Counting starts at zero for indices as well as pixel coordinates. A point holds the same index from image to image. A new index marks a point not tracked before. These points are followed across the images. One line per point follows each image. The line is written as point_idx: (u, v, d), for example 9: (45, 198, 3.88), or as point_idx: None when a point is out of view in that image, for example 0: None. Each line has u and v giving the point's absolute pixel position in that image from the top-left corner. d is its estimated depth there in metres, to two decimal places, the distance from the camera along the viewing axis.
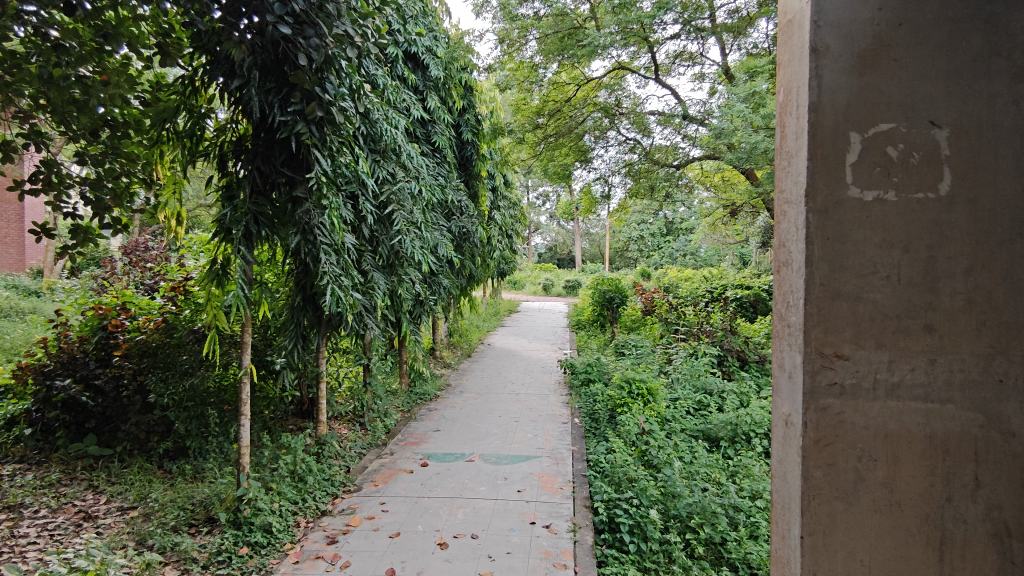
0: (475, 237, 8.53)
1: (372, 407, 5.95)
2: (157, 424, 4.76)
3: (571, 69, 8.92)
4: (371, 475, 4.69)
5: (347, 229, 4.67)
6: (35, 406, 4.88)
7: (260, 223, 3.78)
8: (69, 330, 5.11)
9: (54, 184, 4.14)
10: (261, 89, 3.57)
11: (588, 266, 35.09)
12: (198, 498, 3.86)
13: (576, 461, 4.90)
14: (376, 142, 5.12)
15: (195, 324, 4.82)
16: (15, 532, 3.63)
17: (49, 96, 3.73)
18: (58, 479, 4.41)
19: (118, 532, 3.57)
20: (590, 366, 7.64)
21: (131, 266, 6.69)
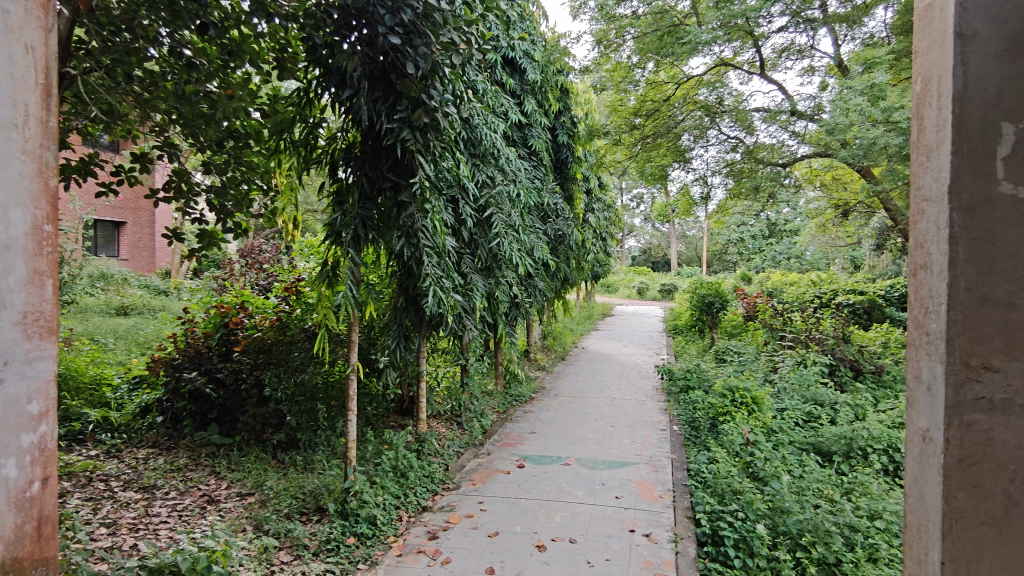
0: (571, 239, 8.51)
1: (469, 407, 6.06)
2: (271, 417, 5.08)
3: (670, 67, 8.73)
4: (469, 474, 4.77)
5: (448, 232, 4.78)
6: (166, 396, 5.36)
7: (367, 226, 3.97)
8: (196, 326, 5.53)
9: (185, 192, 4.50)
10: (370, 98, 3.71)
11: (684, 270, 34.13)
12: (309, 488, 4.06)
13: (676, 470, 4.77)
14: (477, 147, 5.20)
15: (306, 323, 5.09)
16: (150, 511, 3.97)
17: (181, 111, 4.07)
18: (185, 463, 4.78)
19: (237, 516, 3.82)
20: (689, 373, 7.41)
21: (248, 268, 7.15)
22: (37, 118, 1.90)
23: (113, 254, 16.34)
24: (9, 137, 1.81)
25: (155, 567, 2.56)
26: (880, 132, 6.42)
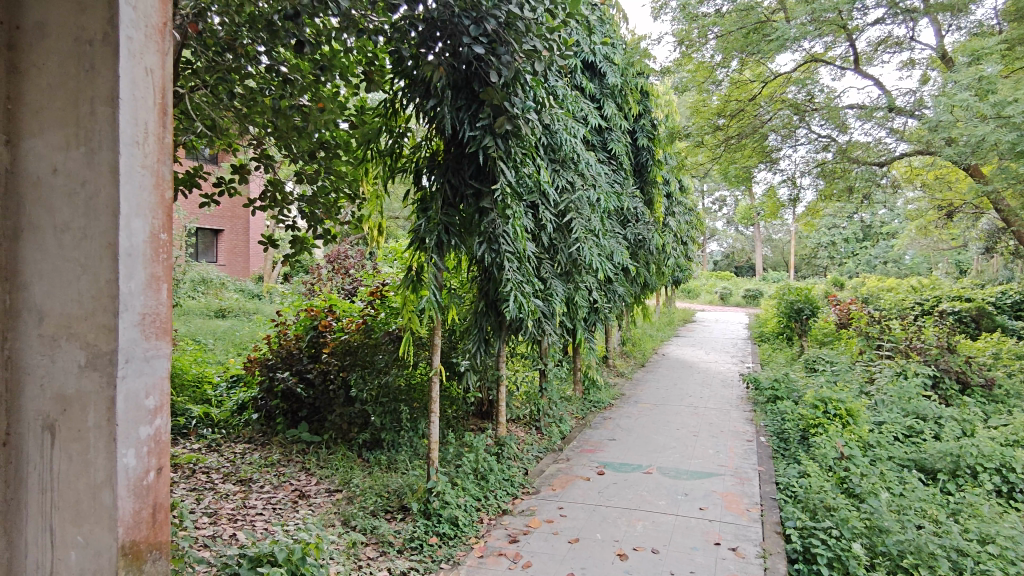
0: (651, 244, 8.38)
1: (548, 411, 6.06)
2: (357, 417, 5.25)
3: (756, 65, 8.45)
4: (549, 479, 4.77)
5: (528, 237, 4.81)
6: (261, 394, 5.67)
7: (450, 232, 4.06)
8: (288, 329, 5.82)
9: (279, 201, 4.74)
10: (453, 106, 3.80)
11: (770, 275, 32.86)
12: (393, 487, 4.19)
13: (763, 483, 4.60)
14: (556, 152, 5.22)
15: (390, 327, 5.25)
16: (247, 503, 4.20)
17: (277, 124, 4.29)
18: (278, 459, 5.03)
19: (326, 511, 3.98)
20: (777, 382, 7.12)
21: (335, 273, 7.44)
22: (154, 135, 2.07)
23: (212, 259, 17.43)
24: (132, 153, 1.98)
25: (254, 556, 2.68)
26: (990, 128, 5.96)
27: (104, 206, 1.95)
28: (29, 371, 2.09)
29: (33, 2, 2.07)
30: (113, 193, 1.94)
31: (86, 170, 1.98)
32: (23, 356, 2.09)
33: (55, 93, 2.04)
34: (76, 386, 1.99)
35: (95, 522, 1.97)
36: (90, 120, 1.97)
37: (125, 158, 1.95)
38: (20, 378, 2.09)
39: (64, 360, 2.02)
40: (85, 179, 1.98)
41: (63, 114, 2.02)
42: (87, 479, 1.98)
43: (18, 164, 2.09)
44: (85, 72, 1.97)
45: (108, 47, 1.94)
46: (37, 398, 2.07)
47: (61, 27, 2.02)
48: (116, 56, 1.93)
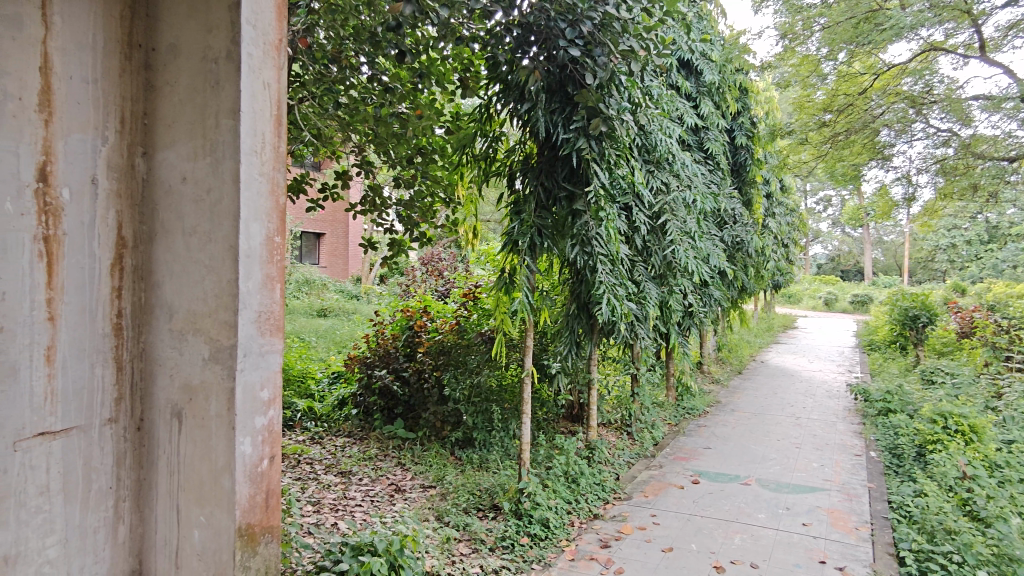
0: (750, 246, 8.08)
1: (640, 417, 5.95)
2: (450, 416, 5.37)
3: (866, 57, 7.91)
4: (641, 485, 4.70)
5: (622, 239, 4.76)
6: (360, 390, 5.92)
7: (543, 235, 4.10)
8: (385, 328, 6.08)
9: (378, 205, 4.93)
10: (547, 110, 3.85)
11: (881, 279, 30.74)
12: (485, 486, 4.26)
13: (874, 501, 4.31)
14: (651, 153, 5.13)
15: (483, 328, 5.33)
16: (347, 493, 4.39)
17: (378, 131, 4.45)
18: (376, 453, 5.22)
19: (421, 506, 4.10)
20: (889, 395, 6.66)
21: (429, 275, 7.63)
22: (271, 145, 2.21)
23: (315, 262, 18.34)
24: (251, 161, 2.12)
25: (356, 545, 2.80)
26: None
27: (227, 211, 2.10)
28: (161, 362, 2.29)
29: (166, 26, 2.28)
30: (234, 199, 2.08)
31: (211, 178, 2.15)
32: (156, 349, 2.31)
33: (185, 108, 2.23)
34: (201, 377, 2.16)
35: (216, 504, 2.12)
36: (216, 132, 2.14)
37: (245, 166, 2.10)
38: (153, 368, 2.31)
39: (190, 354, 2.20)
40: (210, 186, 2.15)
41: (192, 126, 2.20)
42: (209, 465, 2.14)
43: (153, 174, 2.31)
44: (212, 89, 2.14)
45: (231, 63, 2.08)
46: (166, 388, 2.27)
47: (192, 49, 2.21)
48: (238, 72, 2.08)
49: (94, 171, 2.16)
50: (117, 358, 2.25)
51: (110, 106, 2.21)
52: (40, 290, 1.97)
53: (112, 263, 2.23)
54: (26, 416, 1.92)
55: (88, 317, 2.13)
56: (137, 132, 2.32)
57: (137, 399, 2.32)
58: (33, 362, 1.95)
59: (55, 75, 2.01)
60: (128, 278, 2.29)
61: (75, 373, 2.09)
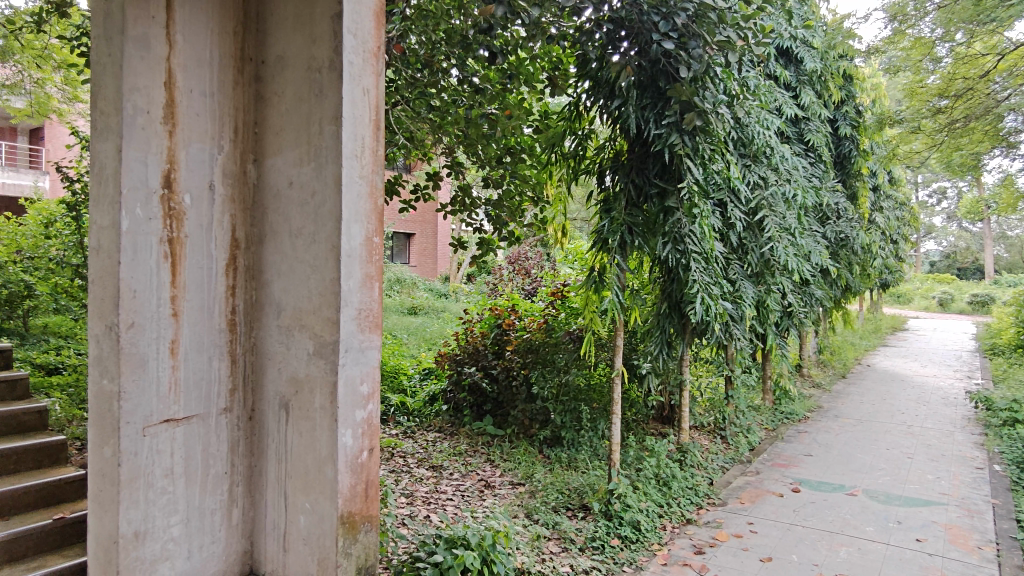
0: (855, 243, 7.62)
1: (734, 421, 5.75)
2: (538, 413, 5.41)
3: (988, 36, 7.26)
4: (737, 491, 4.54)
5: (716, 237, 4.61)
6: (450, 387, 6.07)
7: (634, 232, 4.04)
8: (474, 326, 6.19)
9: (467, 205, 4.99)
10: (638, 105, 3.78)
11: (1005, 278, 28.19)
12: (574, 485, 4.26)
13: (999, 519, 3.96)
14: (747, 146, 4.96)
15: (571, 327, 5.31)
16: (439, 487, 4.50)
17: (468, 132, 4.49)
18: (466, 449, 5.31)
19: (511, 502, 4.15)
20: (1016, 404, 6.11)
21: (516, 274, 7.70)
22: (370, 149, 2.29)
23: (406, 261, 18.91)
24: (352, 165, 2.21)
25: (450, 537, 2.85)
26: None
27: (329, 212, 2.20)
28: (270, 356, 2.43)
29: (273, 39, 2.40)
30: (337, 202, 2.17)
31: (316, 182, 2.25)
32: (264, 344, 2.45)
33: (291, 116, 2.35)
34: (306, 371, 2.28)
35: (320, 491, 2.23)
36: (319, 138, 2.24)
37: (346, 170, 2.18)
38: (262, 362, 2.45)
39: (296, 349, 2.32)
40: (315, 190, 2.26)
41: (298, 133, 2.32)
42: (314, 454, 2.24)
43: (263, 179, 2.46)
44: (316, 97, 2.25)
45: (334, 72, 2.18)
46: (274, 380, 2.40)
47: (297, 60, 2.33)
48: (340, 79, 2.17)
49: (210, 178, 2.33)
50: (231, 351, 2.41)
51: (224, 117, 2.37)
52: (165, 288, 2.15)
53: (226, 263, 2.40)
54: (154, 404, 2.12)
55: (206, 313, 2.30)
56: (249, 140, 2.47)
57: (249, 391, 2.47)
58: (160, 355, 2.14)
59: (178, 90, 2.19)
60: (241, 278, 2.45)
61: (195, 365, 2.26)
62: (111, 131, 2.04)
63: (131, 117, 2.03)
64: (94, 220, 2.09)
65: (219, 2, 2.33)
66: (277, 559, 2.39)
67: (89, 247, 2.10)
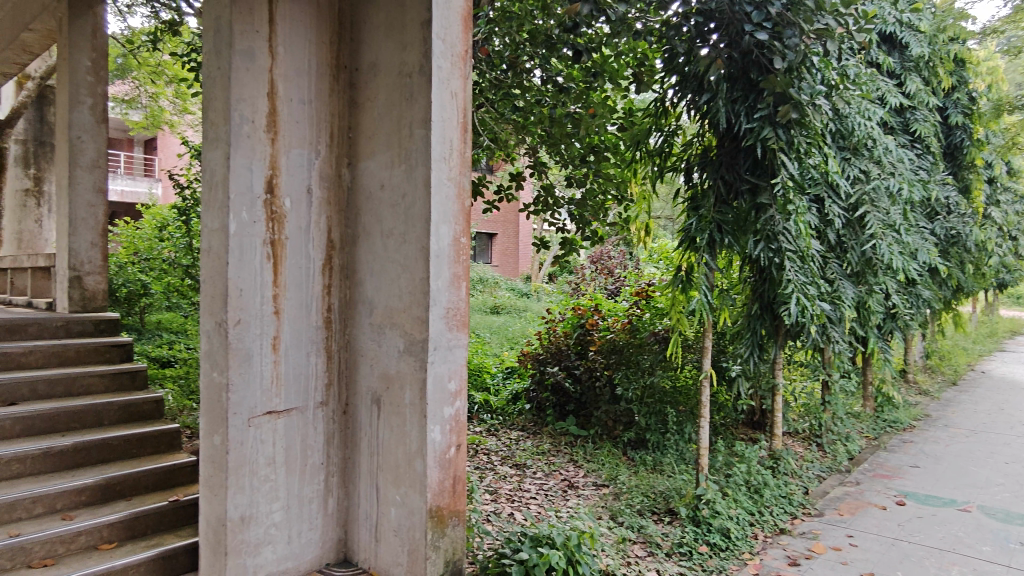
0: (969, 239, 7.06)
1: (832, 428, 5.47)
2: (622, 415, 5.33)
3: None
4: (835, 502, 4.30)
5: (813, 235, 4.40)
6: (533, 386, 6.08)
7: (723, 231, 3.90)
8: (556, 326, 6.18)
9: (549, 205, 4.97)
10: (728, 100, 3.68)
11: None
12: (660, 489, 4.19)
13: None
14: (846, 138, 4.79)
15: (657, 327, 5.25)
16: (522, 485, 4.52)
17: (552, 132, 4.45)
18: (549, 449, 5.31)
19: (595, 503, 4.12)
20: None
21: (599, 274, 7.64)
22: (458, 151, 2.33)
23: (488, 261, 19.14)
24: (441, 167, 2.26)
25: (535, 536, 2.86)
26: None
27: (419, 214, 2.26)
28: (362, 353, 2.52)
29: (367, 47, 2.49)
30: (426, 203, 2.23)
31: (406, 184, 2.32)
32: (357, 341, 2.54)
33: (382, 121, 2.43)
34: (397, 368, 2.35)
35: (411, 484, 2.29)
36: (410, 141, 2.30)
37: (436, 172, 2.24)
38: (355, 358, 2.55)
39: (388, 346, 2.40)
40: (406, 192, 2.32)
41: (390, 137, 2.40)
42: (405, 448, 2.31)
43: (357, 182, 2.55)
44: (407, 101, 2.31)
45: (424, 77, 2.24)
46: (367, 376, 2.49)
47: (389, 66, 2.40)
48: (429, 83, 2.22)
49: (308, 182, 2.44)
50: (328, 347, 2.52)
51: (321, 123, 2.49)
52: (269, 287, 2.29)
53: (323, 263, 2.51)
54: (258, 397, 2.25)
55: (304, 311, 2.42)
56: (343, 145, 2.57)
57: (344, 385, 2.57)
58: (263, 350, 2.28)
59: (279, 100, 2.31)
60: (336, 277, 2.56)
61: (295, 360, 2.39)
62: (220, 140, 2.19)
63: (237, 126, 2.17)
64: (205, 224, 2.25)
65: (317, 14, 2.44)
66: (369, 549, 2.47)
67: (201, 249, 2.26)
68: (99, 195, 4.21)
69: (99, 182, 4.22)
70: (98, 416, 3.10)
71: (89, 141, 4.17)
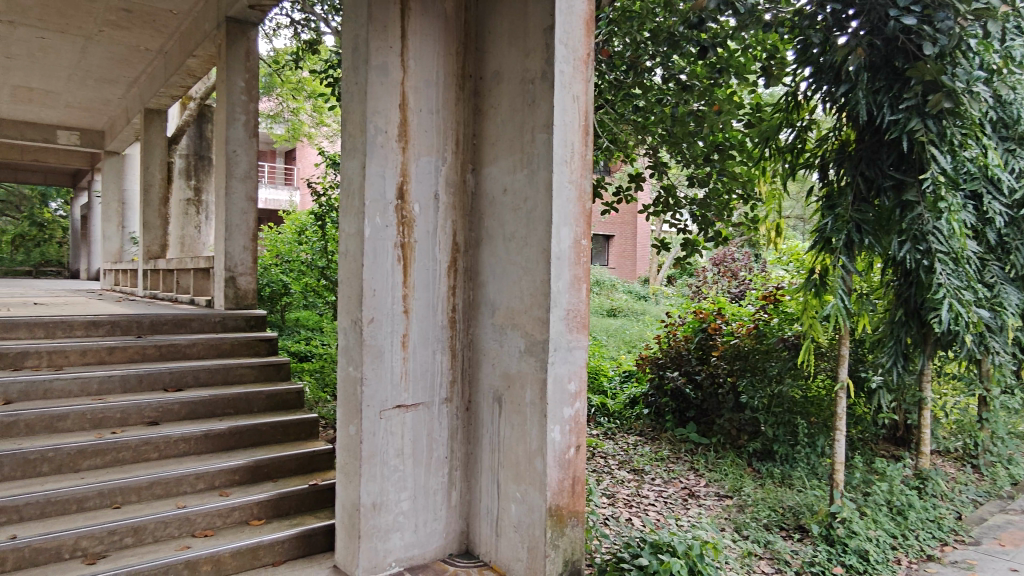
0: None
1: (991, 449, 4.93)
2: (748, 424, 5.10)
3: None
4: (994, 531, 3.87)
5: (969, 234, 3.99)
6: (651, 391, 5.97)
7: (863, 231, 3.63)
8: (677, 329, 6.05)
9: (669, 205, 4.83)
10: (870, 90, 3.43)
11: None
12: (789, 504, 3.98)
13: None
14: (1010, 127, 4.32)
15: (786, 333, 5.05)
16: (641, 491, 4.45)
17: (673, 131, 4.28)
18: (668, 455, 5.19)
19: (718, 514, 3.99)
20: None
21: (723, 276, 7.35)
22: (580, 154, 2.34)
23: (605, 263, 18.96)
24: (562, 170, 2.28)
25: (654, 542, 2.80)
26: None
27: (541, 217, 2.30)
28: (484, 352, 2.60)
29: (491, 55, 2.57)
30: (548, 207, 2.27)
31: (528, 188, 2.37)
32: (480, 340, 2.62)
33: (506, 127, 2.49)
34: (518, 368, 2.40)
35: (530, 482, 2.33)
36: (532, 146, 2.35)
37: (557, 175, 2.26)
38: (478, 357, 2.63)
39: (509, 346, 2.46)
40: (528, 196, 2.37)
41: (513, 142, 2.46)
42: (525, 446, 2.36)
43: (480, 186, 2.63)
44: (529, 107, 2.36)
45: (547, 82, 2.28)
46: (488, 375, 2.56)
47: (512, 73, 2.46)
48: (552, 88, 2.25)
49: (436, 187, 2.56)
50: (452, 346, 2.63)
51: (447, 131, 2.60)
52: (399, 288, 2.43)
53: (449, 265, 2.62)
54: (390, 391, 2.40)
55: (431, 310, 2.54)
56: (468, 151, 2.67)
57: (467, 383, 2.67)
58: (394, 346, 2.42)
59: (410, 111, 2.45)
60: (460, 279, 2.66)
61: (422, 357, 2.51)
62: (357, 151, 2.36)
63: (373, 136, 2.32)
64: (344, 229, 2.43)
65: (445, 27, 2.56)
66: (490, 543, 2.54)
67: (340, 251, 2.45)
68: (250, 204, 4.64)
69: (251, 191, 4.64)
70: (248, 403, 3.41)
71: (243, 153, 4.61)
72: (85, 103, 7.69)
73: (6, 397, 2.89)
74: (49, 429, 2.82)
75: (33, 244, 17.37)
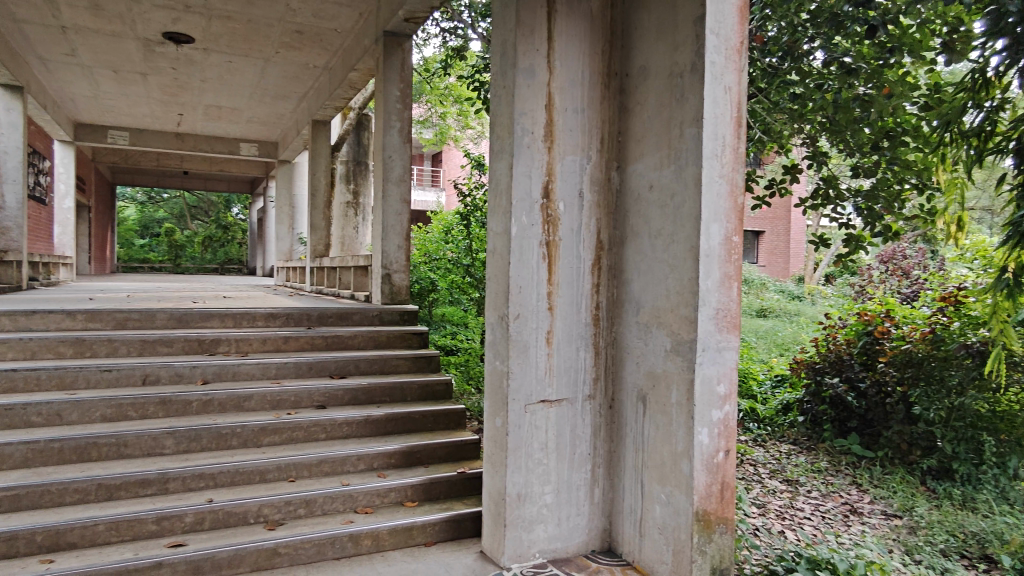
0: None
1: None
2: (921, 438, 4.64)
3: None
4: None
5: None
6: (807, 398, 5.57)
7: None
8: (837, 332, 5.58)
9: (829, 197, 4.47)
10: None
11: None
12: (972, 530, 3.57)
13: None
14: None
15: (970, 340, 4.42)
16: (795, 504, 4.17)
17: (835, 118, 3.92)
18: (826, 467, 4.82)
19: (885, 534, 3.66)
20: None
21: (892, 275, 6.70)
22: (732, 146, 2.24)
23: (754, 261, 17.96)
24: (712, 164, 2.20)
25: (812, 558, 2.64)
26: None
27: (689, 213, 2.24)
28: (628, 350, 2.57)
29: (638, 50, 2.53)
30: (697, 203, 2.20)
31: (676, 184, 2.32)
32: (624, 339, 2.60)
33: (653, 122, 2.45)
34: (664, 367, 2.35)
35: (676, 484, 2.28)
36: (680, 141, 2.30)
37: (707, 169, 2.19)
38: (621, 356, 2.61)
39: (655, 345, 2.42)
40: (675, 192, 2.32)
41: (660, 137, 2.41)
42: (670, 447, 2.31)
43: (625, 184, 2.61)
44: (677, 101, 2.31)
45: (696, 74, 2.21)
46: (632, 373, 2.54)
47: (660, 66, 2.42)
48: (702, 80, 2.18)
49: (581, 185, 2.58)
50: (596, 343, 2.64)
51: (593, 129, 2.60)
52: (545, 284, 2.49)
53: (593, 263, 2.63)
54: (535, 386, 2.46)
55: (576, 307, 2.57)
56: (614, 148, 2.65)
57: (610, 381, 2.66)
58: (539, 342, 2.48)
59: (556, 111, 2.49)
60: (604, 276, 2.66)
61: (566, 354, 2.55)
62: (504, 152, 2.45)
63: (520, 137, 2.40)
64: (492, 227, 2.54)
65: (591, 26, 2.57)
66: (633, 542, 2.51)
67: (489, 250, 2.55)
68: (404, 205, 4.94)
69: (405, 194, 4.94)
70: (403, 392, 3.64)
71: (399, 158, 4.92)
72: (263, 117, 8.57)
73: (203, 377, 3.30)
74: (238, 408, 3.19)
75: (219, 244, 19.60)
